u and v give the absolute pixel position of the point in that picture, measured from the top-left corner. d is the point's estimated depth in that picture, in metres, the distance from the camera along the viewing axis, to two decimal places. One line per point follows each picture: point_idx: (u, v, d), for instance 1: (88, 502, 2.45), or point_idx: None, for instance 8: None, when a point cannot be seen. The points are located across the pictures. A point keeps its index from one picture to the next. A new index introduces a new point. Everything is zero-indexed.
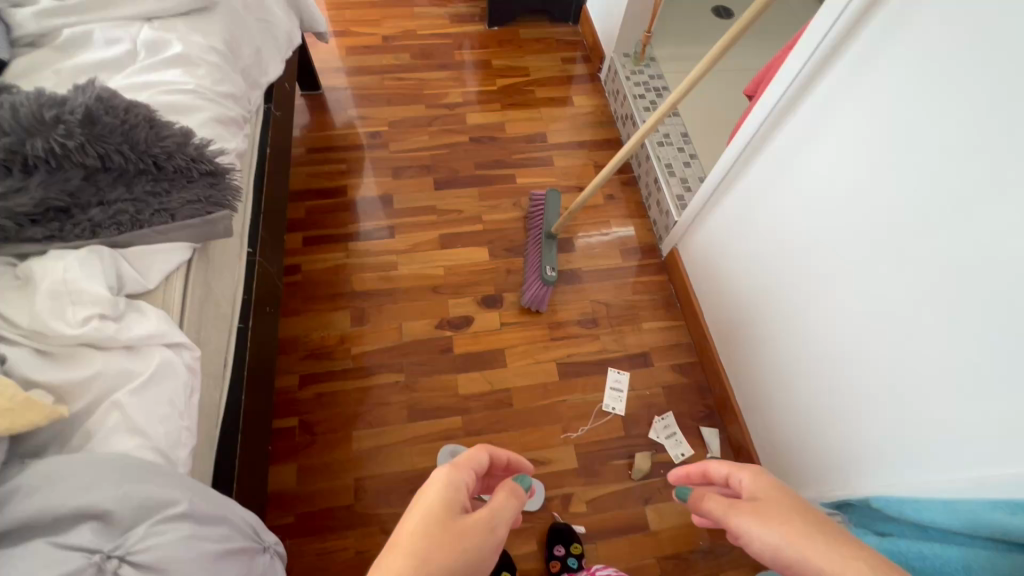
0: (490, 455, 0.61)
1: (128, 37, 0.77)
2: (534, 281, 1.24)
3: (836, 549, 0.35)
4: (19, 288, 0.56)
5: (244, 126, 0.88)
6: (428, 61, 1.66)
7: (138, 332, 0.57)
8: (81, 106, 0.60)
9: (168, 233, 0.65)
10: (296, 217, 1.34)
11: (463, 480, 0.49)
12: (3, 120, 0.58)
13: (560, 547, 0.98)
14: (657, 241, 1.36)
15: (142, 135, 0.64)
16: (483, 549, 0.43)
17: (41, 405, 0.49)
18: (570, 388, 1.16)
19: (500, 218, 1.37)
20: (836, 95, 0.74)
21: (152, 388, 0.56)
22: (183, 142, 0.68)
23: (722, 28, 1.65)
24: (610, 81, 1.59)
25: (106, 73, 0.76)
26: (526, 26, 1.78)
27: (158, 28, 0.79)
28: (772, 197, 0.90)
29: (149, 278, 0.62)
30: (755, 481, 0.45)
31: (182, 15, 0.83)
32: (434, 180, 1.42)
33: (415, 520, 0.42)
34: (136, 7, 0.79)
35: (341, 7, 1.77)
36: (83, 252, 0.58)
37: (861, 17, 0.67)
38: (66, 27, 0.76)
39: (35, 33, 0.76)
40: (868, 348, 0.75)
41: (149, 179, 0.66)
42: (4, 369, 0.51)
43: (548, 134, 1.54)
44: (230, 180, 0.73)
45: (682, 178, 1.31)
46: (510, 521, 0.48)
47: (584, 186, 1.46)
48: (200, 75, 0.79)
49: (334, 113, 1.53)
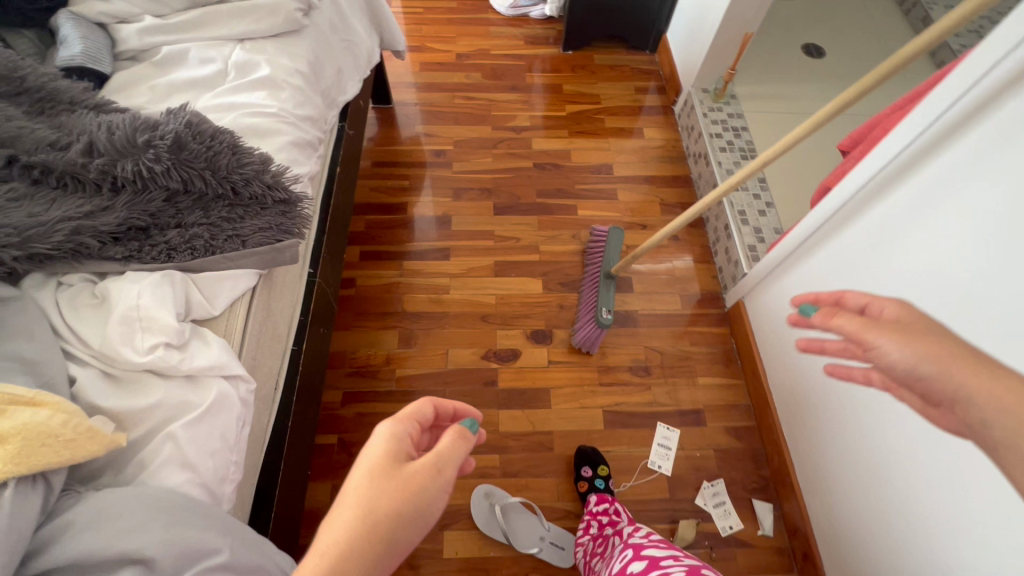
0: (435, 404, 0.59)
1: (221, 57, 0.79)
2: (586, 316, 1.19)
3: (999, 380, 0.37)
4: (95, 307, 0.57)
5: (319, 148, 0.88)
6: (498, 82, 1.65)
7: (200, 363, 0.57)
8: (170, 132, 0.61)
9: (238, 260, 0.65)
10: (355, 231, 1.35)
11: (405, 431, 0.52)
12: (99, 141, 0.60)
13: (588, 469, 1.04)
14: (722, 290, 1.29)
15: (224, 161, 0.64)
16: (432, 494, 0.47)
17: (101, 434, 0.49)
18: (615, 439, 1.11)
19: (557, 250, 1.34)
20: (958, 171, 0.67)
21: (204, 426, 0.56)
22: (261, 169, 0.68)
23: (812, 67, 1.56)
24: (685, 116, 1.53)
25: (197, 91, 0.78)
26: (600, 52, 1.74)
27: (250, 50, 0.81)
28: (863, 271, 0.83)
29: (215, 305, 0.62)
30: (901, 309, 0.43)
31: (273, 37, 0.84)
32: (494, 204, 1.40)
33: (355, 477, 0.46)
34: (231, 29, 0.81)
35: (418, 22, 1.80)
36: (157, 276, 0.58)
37: (999, 90, 0.61)
38: (166, 45, 0.79)
39: (137, 49, 0.78)
40: (967, 450, 0.67)
41: (226, 204, 0.66)
42: (74, 392, 0.52)
43: (615, 166, 1.50)
44: (302, 207, 0.73)
45: (755, 227, 1.24)
46: (454, 461, 0.50)
47: (648, 224, 1.40)
48: (283, 99, 0.80)
49: (402, 128, 1.54)
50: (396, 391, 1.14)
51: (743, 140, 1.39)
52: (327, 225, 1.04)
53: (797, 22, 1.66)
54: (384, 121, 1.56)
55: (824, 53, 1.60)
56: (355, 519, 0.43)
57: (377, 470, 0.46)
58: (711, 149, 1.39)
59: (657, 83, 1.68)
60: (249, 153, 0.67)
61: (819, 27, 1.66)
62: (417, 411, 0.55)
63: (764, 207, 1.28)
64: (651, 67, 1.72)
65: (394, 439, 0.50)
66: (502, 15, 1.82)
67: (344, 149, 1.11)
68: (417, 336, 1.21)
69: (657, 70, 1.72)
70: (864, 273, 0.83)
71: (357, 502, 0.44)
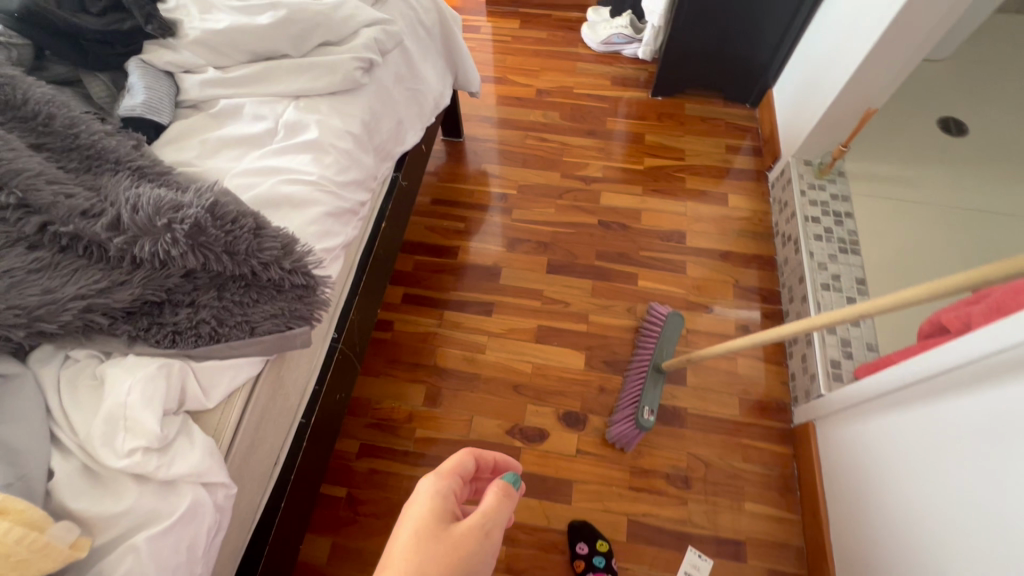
0: (477, 458, 0.60)
1: (272, 116, 0.77)
2: (624, 418, 1.07)
3: None
4: (92, 390, 0.56)
5: (361, 210, 0.84)
6: (576, 124, 1.56)
7: (179, 468, 0.54)
8: (192, 214, 0.58)
9: (243, 348, 0.61)
10: (403, 270, 1.32)
11: (447, 490, 0.53)
12: (123, 217, 0.59)
13: (584, 545, 0.97)
14: (792, 401, 1.13)
15: (243, 245, 0.61)
16: (473, 556, 0.48)
17: (57, 550, 0.47)
18: (636, 557, 0.99)
19: (608, 323, 1.23)
20: None
21: (169, 538, 0.52)
22: (282, 252, 0.64)
23: (947, 147, 1.32)
24: (779, 188, 1.35)
25: (244, 148, 0.76)
26: (694, 101, 1.60)
27: (302, 109, 0.78)
28: (990, 445, 0.68)
29: (211, 397, 0.60)
30: None
31: (329, 95, 0.81)
32: (548, 261, 1.32)
33: (404, 533, 0.49)
34: (288, 85, 0.78)
35: (505, 52, 1.75)
36: (154, 366, 0.56)
37: None
38: (224, 98, 0.78)
39: (197, 100, 0.78)
40: None
41: (242, 286, 0.63)
42: (50, 486, 0.51)
43: (688, 234, 1.36)
44: (321, 290, 0.69)
45: (843, 339, 1.07)
46: (499, 522, 0.52)
47: (715, 308, 1.26)
48: (327, 164, 0.76)
49: (468, 165, 1.50)
50: (414, 452, 1.10)
51: (845, 228, 1.20)
52: (369, 279, 1.01)
53: (937, 89, 1.42)
54: (453, 155, 1.52)
55: (967, 130, 1.35)
56: None
57: (424, 528, 0.49)
58: (804, 234, 1.21)
59: (753, 143, 1.51)
60: (272, 234, 0.64)
61: (965, 97, 1.40)
62: (459, 466, 0.57)
63: (859, 315, 1.09)
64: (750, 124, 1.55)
65: (439, 499, 0.52)
66: (592, 51, 1.72)
67: (397, 198, 1.08)
68: (445, 396, 1.16)
69: (756, 127, 1.54)
70: (993, 448, 0.68)
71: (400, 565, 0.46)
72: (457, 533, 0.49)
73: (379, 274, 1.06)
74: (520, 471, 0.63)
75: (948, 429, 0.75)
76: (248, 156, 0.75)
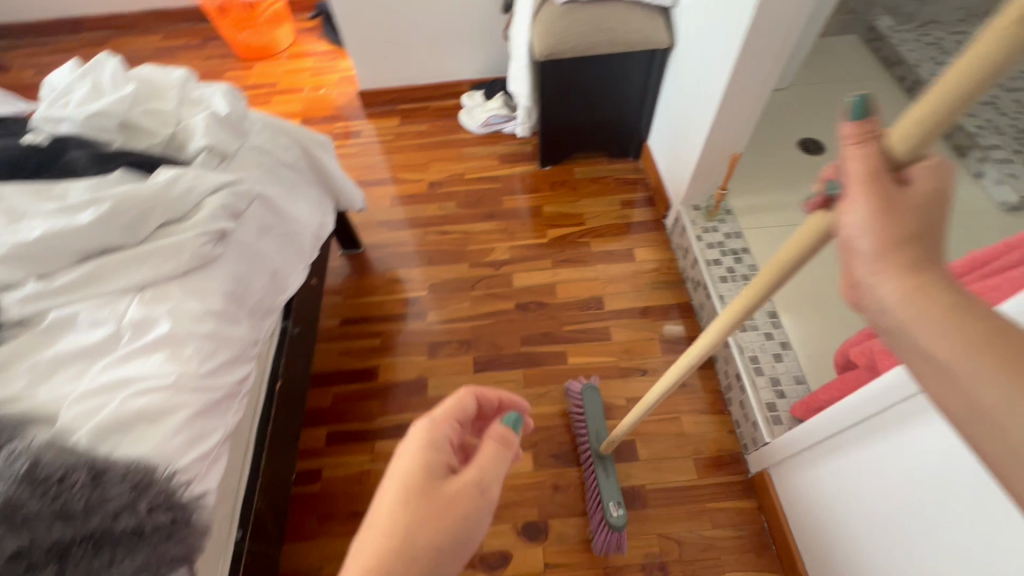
0: (477, 398, 0.61)
1: (112, 319, 0.68)
2: (599, 527, 0.99)
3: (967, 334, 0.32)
4: None
5: (241, 389, 0.76)
6: (475, 210, 1.56)
7: None
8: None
9: None
10: (323, 407, 1.22)
11: (442, 436, 0.54)
12: None
13: None
14: (744, 450, 1.11)
15: (77, 504, 0.54)
16: (468, 509, 0.49)
17: None
18: None
19: (548, 412, 1.19)
20: None
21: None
22: (134, 494, 0.56)
23: (812, 166, 1.42)
24: (677, 235, 1.39)
25: (85, 363, 0.66)
26: (581, 164, 1.65)
27: (149, 301, 0.70)
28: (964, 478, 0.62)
29: None
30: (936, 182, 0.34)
31: (180, 275, 0.74)
32: (474, 360, 1.27)
33: (392, 489, 0.49)
34: (129, 278, 0.70)
35: (391, 151, 1.74)
36: None
37: None
38: (52, 310, 0.68)
39: (18, 318, 0.68)
40: None
41: (92, 550, 0.53)
42: None
43: (606, 298, 1.35)
44: (199, 511, 0.61)
45: (772, 377, 1.07)
46: (494, 480, 0.52)
47: (649, 368, 1.24)
48: (187, 357, 0.68)
49: (374, 275, 1.44)
50: None
51: (745, 264, 1.24)
52: (274, 445, 0.90)
53: (788, 115, 1.55)
54: (355, 267, 1.46)
55: (824, 147, 1.46)
56: (386, 535, 0.46)
57: (410, 488, 0.49)
58: (710, 278, 1.24)
59: (644, 194, 1.56)
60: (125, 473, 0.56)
61: (813, 118, 1.53)
62: (458, 409, 0.58)
63: (780, 349, 1.11)
64: (637, 176, 1.61)
65: (429, 448, 0.52)
66: (475, 134, 1.75)
67: (293, 346, 1.00)
68: None
69: (643, 178, 1.60)
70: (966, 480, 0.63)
71: (387, 521, 0.47)
72: (450, 489, 0.49)
73: (286, 434, 0.96)
74: (525, 411, 0.63)
75: (892, 471, 0.74)
76: (86, 374, 0.65)
